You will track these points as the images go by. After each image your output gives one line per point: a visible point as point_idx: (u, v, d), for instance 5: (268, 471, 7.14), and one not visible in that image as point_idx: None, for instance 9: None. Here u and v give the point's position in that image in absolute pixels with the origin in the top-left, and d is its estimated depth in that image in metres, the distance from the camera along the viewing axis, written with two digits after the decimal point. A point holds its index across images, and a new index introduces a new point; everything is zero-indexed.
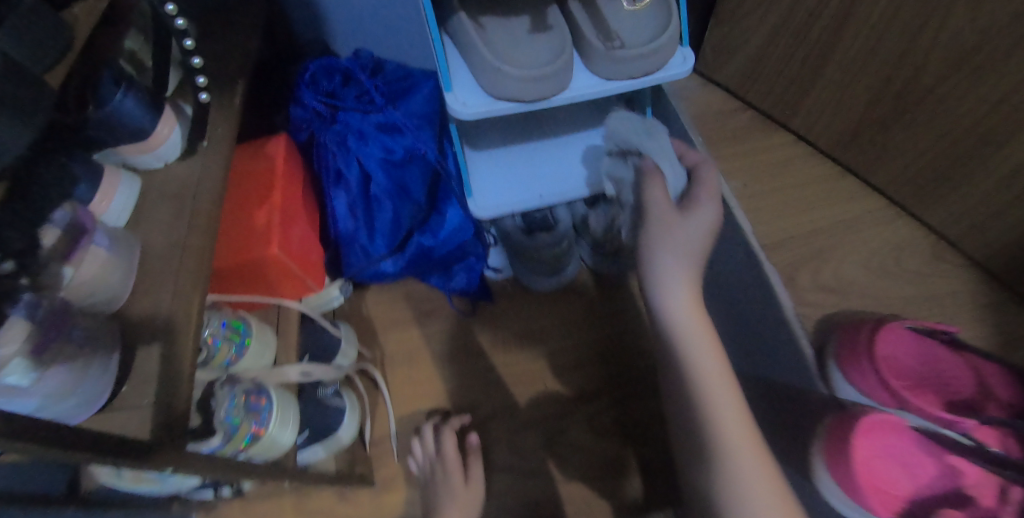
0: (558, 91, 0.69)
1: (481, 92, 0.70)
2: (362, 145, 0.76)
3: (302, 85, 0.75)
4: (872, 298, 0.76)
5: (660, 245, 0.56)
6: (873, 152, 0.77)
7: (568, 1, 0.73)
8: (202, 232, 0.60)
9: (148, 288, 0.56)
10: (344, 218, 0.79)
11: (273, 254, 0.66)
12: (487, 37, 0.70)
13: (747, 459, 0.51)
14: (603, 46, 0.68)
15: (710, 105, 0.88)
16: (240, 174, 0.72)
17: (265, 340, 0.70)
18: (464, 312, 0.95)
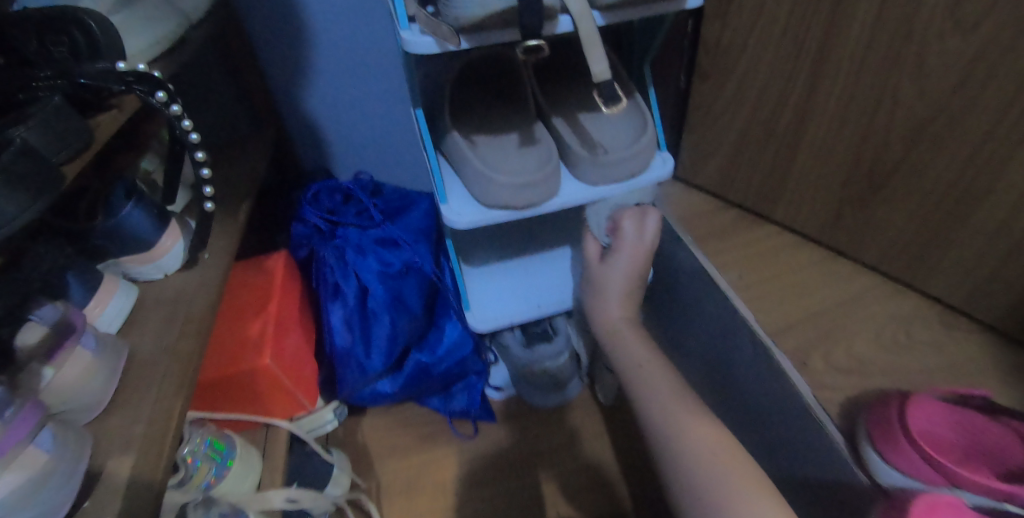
0: (548, 196, 0.71)
1: (475, 203, 0.72)
2: (360, 257, 0.75)
3: (305, 204, 0.77)
4: (912, 373, 0.69)
5: (595, 287, 0.74)
6: (857, 233, 0.80)
7: (552, 117, 0.76)
8: (193, 335, 0.59)
9: (132, 389, 0.54)
10: (341, 333, 0.76)
11: (264, 363, 0.63)
12: (477, 151, 0.72)
13: (676, 396, 0.61)
14: (587, 156, 0.71)
15: (696, 209, 0.91)
16: (238, 289, 0.71)
17: (250, 462, 0.65)
18: (466, 436, 0.90)
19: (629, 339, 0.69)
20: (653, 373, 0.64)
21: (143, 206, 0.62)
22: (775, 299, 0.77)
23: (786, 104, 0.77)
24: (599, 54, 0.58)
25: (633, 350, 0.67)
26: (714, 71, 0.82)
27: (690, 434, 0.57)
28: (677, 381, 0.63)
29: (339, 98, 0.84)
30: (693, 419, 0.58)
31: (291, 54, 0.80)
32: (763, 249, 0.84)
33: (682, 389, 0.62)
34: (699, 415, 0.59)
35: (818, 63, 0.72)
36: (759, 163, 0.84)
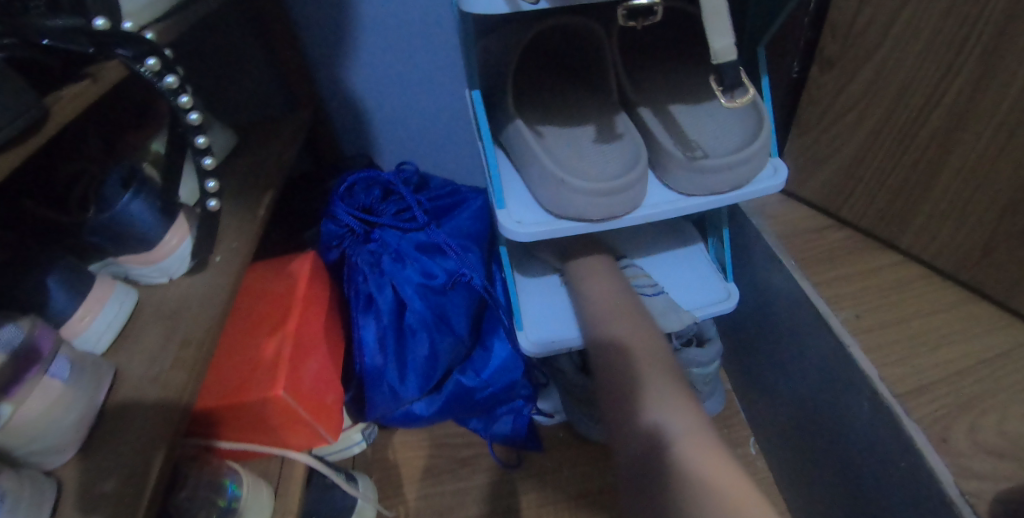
0: (631, 208, 0.57)
1: (540, 211, 0.59)
2: (398, 266, 0.64)
3: (336, 199, 0.66)
4: None
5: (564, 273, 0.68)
6: (1016, 273, 0.62)
7: (638, 110, 0.62)
8: (190, 362, 0.48)
9: (114, 428, 0.44)
10: (372, 352, 0.65)
11: (277, 393, 0.52)
12: (546, 146, 0.59)
13: (620, 310, 0.59)
14: (682, 161, 0.57)
15: (799, 225, 0.75)
16: (255, 297, 0.61)
17: (259, 507, 0.55)
18: (510, 466, 0.78)
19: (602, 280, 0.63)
20: (610, 295, 0.61)
21: (146, 196, 0.51)
22: (903, 351, 0.62)
23: (937, 104, 0.61)
24: (725, 28, 0.44)
25: (601, 280, 0.64)
26: (842, 57, 0.65)
27: (628, 333, 0.55)
28: (628, 295, 0.61)
29: (381, 71, 0.72)
30: (637, 326, 0.56)
31: (327, 17, 0.67)
32: (883, 282, 0.68)
33: (631, 301, 0.60)
34: (642, 329, 0.56)
35: (990, 52, 0.55)
36: (888, 176, 0.68)
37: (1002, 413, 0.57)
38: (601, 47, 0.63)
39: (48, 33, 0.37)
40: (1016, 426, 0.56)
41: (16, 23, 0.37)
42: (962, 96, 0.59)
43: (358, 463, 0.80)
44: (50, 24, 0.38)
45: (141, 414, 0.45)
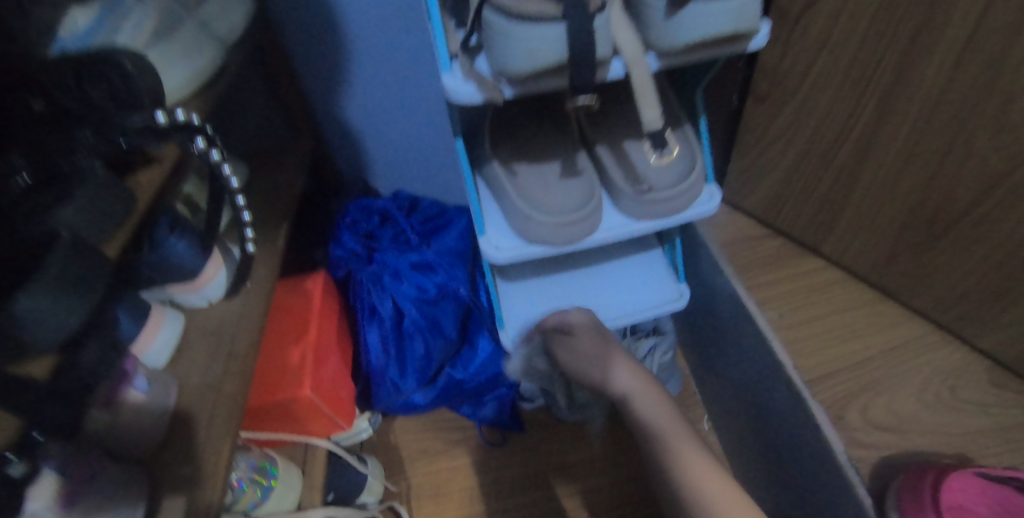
0: (590, 233, 0.70)
1: (515, 236, 0.71)
2: (397, 282, 0.76)
3: (342, 226, 0.77)
4: (946, 433, 0.68)
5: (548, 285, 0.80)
6: (912, 278, 0.76)
7: (596, 147, 0.74)
8: (237, 372, 0.61)
9: (186, 428, 0.57)
10: (377, 353, 0.77)
11: (305, 393, 0.65)
12: (518, 183, 0.70)
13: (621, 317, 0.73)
14: (631, 194, 0.69)
15: (739, 234, 0.88)
16: (278, 312, 0.73)
17: (292, 481, 0.68)
18: (494, 444, 0.92)
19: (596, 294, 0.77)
20: None
21: (188, 237, 0.61)
22: (815, 345, 0.75)
23: (847, 139, 0.73)
24: (652, 102, 0.56)
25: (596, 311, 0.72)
26: (771, 95, 0.76)
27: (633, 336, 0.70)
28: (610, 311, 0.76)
29: (377, 109, 0.82)
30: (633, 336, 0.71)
31: (330, 66, 0.78)
32: (806, 285, 0.81)
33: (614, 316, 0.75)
34: None
35: (886, 100, 0.67)
36: (811, 196, 0.80)
37: (889, 395, 0.71)
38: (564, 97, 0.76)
39: (125, 132, 0.50)
40: (899, 404, 0.70)
41: (101, 121, 0.49)
42: (866, 133, 0.71)
43: (365, 446, 0.92)
44: (131, 122, 0.50)
45: (207, 416, 0.57)
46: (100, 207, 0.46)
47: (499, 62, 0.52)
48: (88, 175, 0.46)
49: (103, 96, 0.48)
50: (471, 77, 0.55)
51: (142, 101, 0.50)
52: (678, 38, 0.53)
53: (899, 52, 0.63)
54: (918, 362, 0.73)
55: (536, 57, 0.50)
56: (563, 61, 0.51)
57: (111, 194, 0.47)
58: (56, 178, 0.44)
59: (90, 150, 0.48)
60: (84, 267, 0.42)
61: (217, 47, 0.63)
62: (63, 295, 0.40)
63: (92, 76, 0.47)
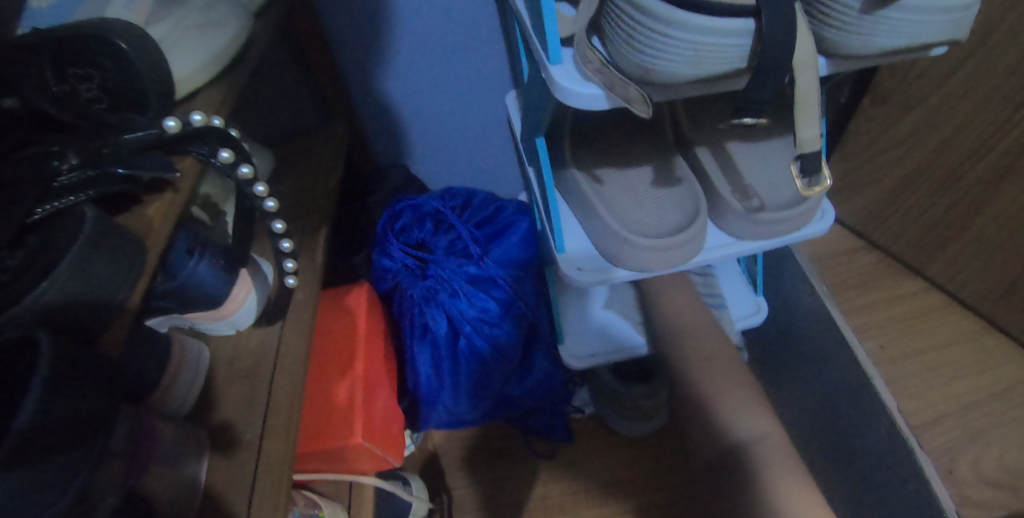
0: (694, 256, 0.58)
1: (599, 259, 0.60)
2: (454, 300, 0.65)
3: (389, 233, 0.66)
4: None
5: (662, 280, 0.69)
6: None
7: (696, 152, 0.62)
8: (279, 426, 0.51)
9: (222, 496, 0.47)
10: (427, 378, 0.68)
11: (357, 441, 0.56)
12: (605, 197, 0.59)
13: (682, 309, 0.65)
14: (741, 211, 0.58)
15: (832, 246, 0.78)
16: (319, 334, 0.62)
17: None
18: (543, 457, 0.85)
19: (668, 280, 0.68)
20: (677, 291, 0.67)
21: (211, 256, 0.50)
22: (920, 384, 0.68)
23: (986, 155, 0.62)
24: (813, 118, 0.44)
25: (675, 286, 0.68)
26: (898, 94, 0.65)
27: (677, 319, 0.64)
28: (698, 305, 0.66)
29: (426, 86, 0.69)
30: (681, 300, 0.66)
31: (369, 33, 0.64)
32: (905, 311, 0.72)
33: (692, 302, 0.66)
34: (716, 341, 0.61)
35: None
36: (925, 211, 0.70)
37: (1002, 448, 0.63)
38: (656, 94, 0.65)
39: (121, 159, 0.36)
40: (1016, 460, 0.63)
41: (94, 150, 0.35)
42: (1014, 149, 0.60)
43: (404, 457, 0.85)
44: (125, 142, 0.36)
45: (245, 483, 0.48)
46: (102, 273, 0.32)
47: (646, 63, 0.40)
48: (77, 227, 0.32)
49: (93, 92, 0.36)
50: (596, 77, 0.42)
51: (146, 98, 0.37)
52: (870, 40, 0.41)
53: None
54: None
55: (702, 60, 0.39)
56: (741, 68, 0.39)
57: (109, 260, 0.33)
58: (31, 225, 0.32)
59: (68, 191, 0.33)
60: (78, 389, 0.29)
61: (238, 18, 0.49)
62: (55, 450, 0.27)
63: (83, 60, 0.36)
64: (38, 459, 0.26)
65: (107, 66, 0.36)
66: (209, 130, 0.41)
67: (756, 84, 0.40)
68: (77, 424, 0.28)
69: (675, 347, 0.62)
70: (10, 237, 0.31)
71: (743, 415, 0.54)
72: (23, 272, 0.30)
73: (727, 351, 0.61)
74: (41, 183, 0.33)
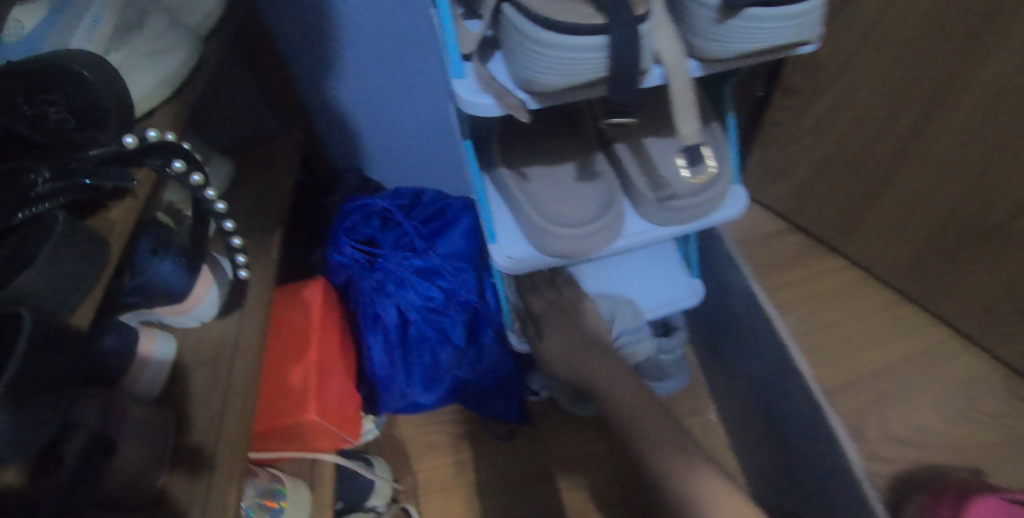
0: (612, 241, 0.65)
1: (527, 247, 0.66)
2: (402, 290, 0.72)
3: (340, 230, 0.72)
4: (958, 445, 0.67)
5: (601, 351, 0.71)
6: (936, 284, 0.73)
7: (614, 146, 0.69)
8: (238, 405, 0.57)
9: (187, 466, 0.54)
10: (381, 363, 0.74)
11: (312, 418, 0.62)
12: (530, 192, 0.66)
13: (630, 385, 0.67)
14: (652, 199, 0.64)
15: (759, 229, 0.84)
16: (277, 325, 0.69)
17: (301, 500, 0.66)
18: (501, 438, 0.91)
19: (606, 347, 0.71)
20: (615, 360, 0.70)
21: (173, 256, 0.55)
22: (835, 352, 0.74)
23: (882, 140, 0.68)
24: (692, 116, 0.49)
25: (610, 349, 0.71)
26: (803, 87, 0.71)
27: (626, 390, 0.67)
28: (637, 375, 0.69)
29: (374, 96, 0.75)
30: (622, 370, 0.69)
31: (318, 51, 0.70)
32: (824, 287, 0.79)
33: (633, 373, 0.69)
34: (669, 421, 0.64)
35: (930, 104, 0.62)
36: (837, 194, 0.76)
37: (906, 407, 0.69)
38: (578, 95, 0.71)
39: (86, 171, 0.42)
40: (918, 417, 0.69)
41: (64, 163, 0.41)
42: (906, 134, 0.66)
43: (372, 443, 0.91)
44: (89, 156, 0.42)
45: (208, 455, 0.54)
46: (71, 267, 0.38)
47: (526, 75, 0.47)
48: (49, 227, 0.38)
49: (60, 114, 0.42)
50: (489, 88, 0.49)
51: (107, 122, 0.43)
52: (728, 46, 0.47)
53: (949, 54, 0.57)
54: (936, 370, 0.72)
55: (570, 72, 0.45)
56: (602, 77, 0.46)
57: (77, 257, 0.38)
58: (14, 227, 0.38)
59: (45, 198, 0.40)
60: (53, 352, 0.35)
61: (190, 42, 0.55)
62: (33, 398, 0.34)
63: (45, 87, 0.41)
64: (26, 402, 0.33)
65: (69, 90, 0.41)
66: (163, 143, 0.46)
67: (619, 90, 0.46)
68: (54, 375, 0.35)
69: (595, 371, 0.68)
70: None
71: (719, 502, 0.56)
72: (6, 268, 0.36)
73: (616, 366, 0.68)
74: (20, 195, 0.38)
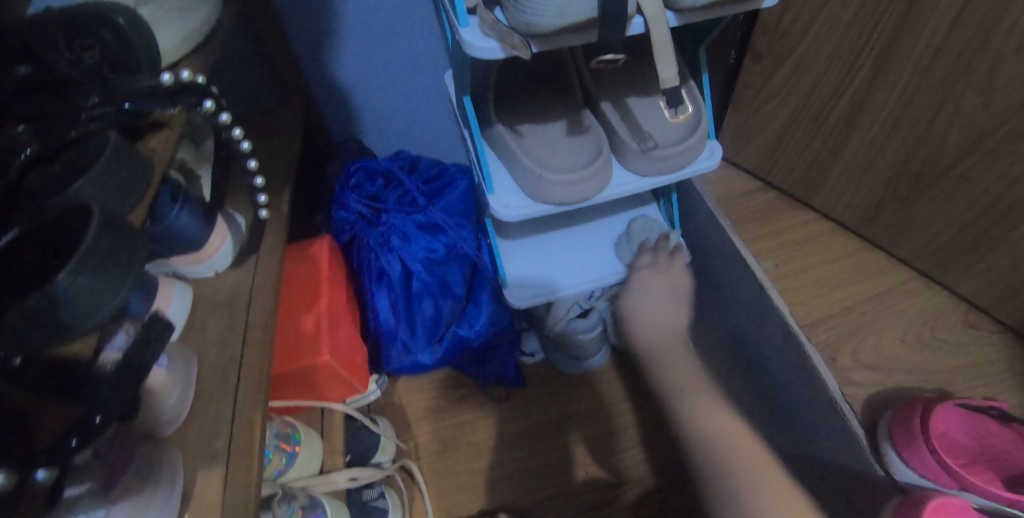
0: (601, 189, 0.70)
1: (523, 197, 0.71)
2: (405, 244, 0.76)
3: (345, 189, 0.77)
4: (922, 369, 0.75)
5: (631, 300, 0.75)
6: (896, 228, 0.80)
7: (601, 105, 0.74)
8: (257, 343, 0.60)
9: (211, 398, 0.56)
10: (386, 316, 0.78)
11: (325, 358, 0.66)
12: (525, 145, 0.70)
13: (662, 345, 0.70)
14: (637, 149, 0.69)
15: (735, 189, 0.91)
16: (287, 278, 0.72)
17: (313, 445, 0.69)
18: (498, 399, 0.94)
19: (669, 315, 0.73)
20: (664, 320, 0.73)
21: (191, 206, 0.58)
22: (807, 294, 0.81)
23: (842, 96, 0.75)
24: (671, 61, 0.55)
25: (657, 305, 0.74)
26: (770, 51, 0.77)
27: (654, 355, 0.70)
28: (681, 342, 0.71)
29: (373, 67, 0.80)
30: (661, 336, 0.71)
31: (320, 22, 0.74)
32: (797, 238, 0.86)
33: (669, 332, 0.72)
34: (716, 405, 0.63)
35: (883, 59, 0.69)
36: (805, 151, 0.83)
37: (876, 339, 0.77)
38: (565, 60, 0.77)
39: (128, 97, 0.43)
40: (884, 347, 0.76)
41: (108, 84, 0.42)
42: (862, 88, 0.72)
43: (373, 407, 0.94)
44: (136, 88, 0.44)
45: (230, 388, 0.57)
46: (125, 177, 0.40)
47: (525, 19, 0.52)
48: (104, 141, 0.40)
49: (93, 58, 0.43)
50: (492, 33, 0.54)
51: (139, 64, 0.45)
52: None
53: (895, 14, 0.64)
54: (902, 306, 0.80)
55: (565, 13, 0.50)
56: (592, 18, 0.51)
57: (130, 164, 0.41)
58: (68, 143, 0.40)
59: (96, 118, 0.41)
60: (120, 244, 0.35)
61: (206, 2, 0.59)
62: (104, 271, 0.33)
63: (80, 33, 0.43)
64: (100, 273, 0.33)
65: (106, 33, 0.43)
66: (192, 83, 0.47)
67: (607, 29, 0.52)
68: (125, 257, 0.35)
69: (658, 354, 0.70)
70: (50, 151, 0.38)
71: (750, 457, 0.58)
72: (61, 176, 0.38)
73: (675, 346, 0.70)
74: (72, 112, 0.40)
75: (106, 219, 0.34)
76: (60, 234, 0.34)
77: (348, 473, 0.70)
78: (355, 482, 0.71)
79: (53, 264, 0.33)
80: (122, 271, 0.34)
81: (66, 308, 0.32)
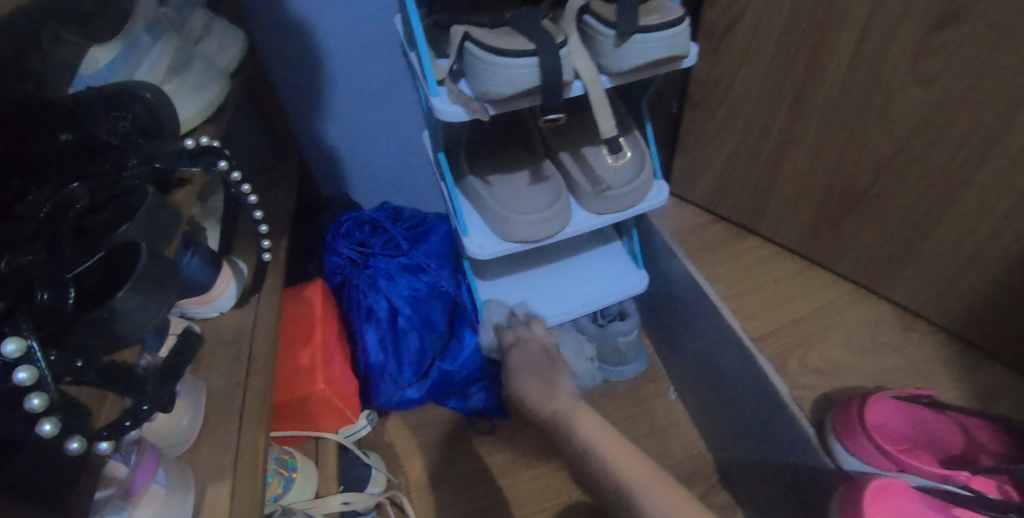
0: (562, 227, 0.79)
1: (494, 238, 0.79)
2: (392, 284, 0.85)
3: (336, 237, 0.86)
4: (865, 370, 0.83)
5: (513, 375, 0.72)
6: (832, 248, 0.91)
7: (559, 155, 0.84)
8: (260, 371, 0.66)
9: (218, 420, 0.62)
10: (374, 353, 0.84)
11: (320, 387, 0.72)
12: (493, 192, 0.80)
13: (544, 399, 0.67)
14: (591, 191, 0.79)
15: (690, 223, 1.01)
16: (286, 318, 0.80)
17: (309, 472, 0.74)
18: (484, 432, 0.99)
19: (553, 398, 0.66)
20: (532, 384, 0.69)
21: (200, 254, 0.63)
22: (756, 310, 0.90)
23: (769, 135, 0.86)
24: (607, 115, 0.65)
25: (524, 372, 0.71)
26: (705, 100, 0.89)
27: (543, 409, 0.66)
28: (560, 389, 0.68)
29: (359, 130, 0.90)
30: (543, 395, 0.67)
31: (313, 93, 0.85)
32: (746, 263, 0.96)
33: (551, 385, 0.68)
34: (629, 453, 0.58)
35: (798, 101, 0.80)
36: (746, 186, 0.94)
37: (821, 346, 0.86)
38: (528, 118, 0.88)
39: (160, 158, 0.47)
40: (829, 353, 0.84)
41: (143, 149, 0.46)
42: (784, 127, 0.84)
43: (365, 445, 0.99)
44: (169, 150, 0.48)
45: (236, 412, 0.63)
46: (160, 225, 0.46)
47: (482, 87, 0.61)
48: (144, 196, 0.44)
49: (127, 127, 0.46)
50: (458, 100, 0.64)
51: (165, 134, 0.49)
52: (626, 61, 0.63)
53: (802, 64, 0.76)
54: (845, 316, 0.89)
55: (515, 82, 0.60)
56: (536, 86, 0.61)
57: (163, 216, 0.46)
58: (116, 195, 0.43)
59: (137, 177, 0.45)
60: (160, 273, 0.40)
61: None
62: (153, 293, 0.40)
63: (116, 106, 0.46)
64: (146, 293, 0.39)
65: (137, 108, 0.47)
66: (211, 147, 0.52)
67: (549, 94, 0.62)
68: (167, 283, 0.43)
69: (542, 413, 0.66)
70: (96, 202, 0.42)
71: None
72: (112, 221, 0.42)
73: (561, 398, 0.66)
74: (112, 172, 0.44)
75: (153, 253, 0.41)
76: (117, 274, 0.39)
77: (343, 497, 0.75)
78: (348, 507, 0.76)
79: (109, 289, 0.38)
80: (166, 289, 0.41)
81: (121, 320, 0.38)
